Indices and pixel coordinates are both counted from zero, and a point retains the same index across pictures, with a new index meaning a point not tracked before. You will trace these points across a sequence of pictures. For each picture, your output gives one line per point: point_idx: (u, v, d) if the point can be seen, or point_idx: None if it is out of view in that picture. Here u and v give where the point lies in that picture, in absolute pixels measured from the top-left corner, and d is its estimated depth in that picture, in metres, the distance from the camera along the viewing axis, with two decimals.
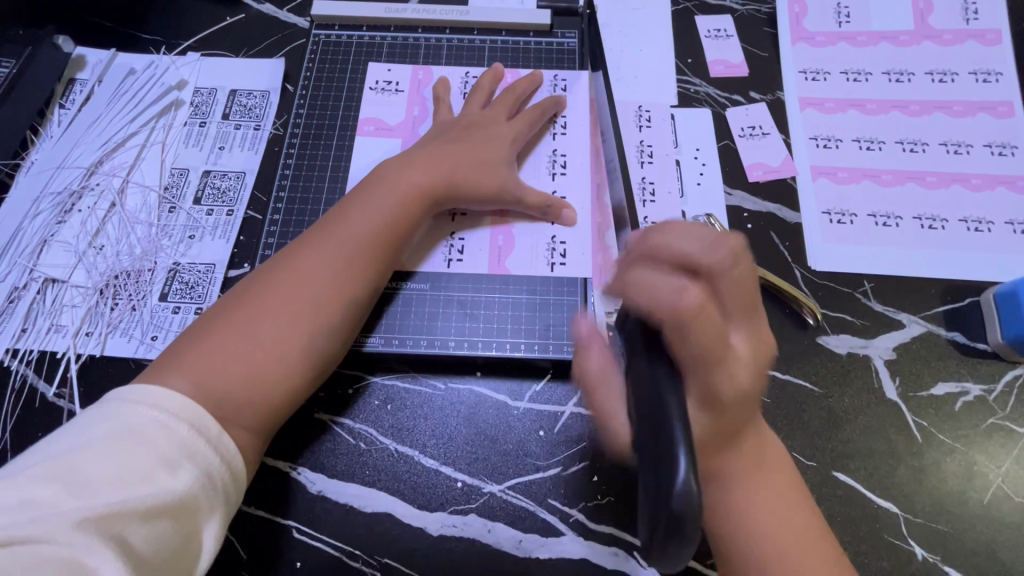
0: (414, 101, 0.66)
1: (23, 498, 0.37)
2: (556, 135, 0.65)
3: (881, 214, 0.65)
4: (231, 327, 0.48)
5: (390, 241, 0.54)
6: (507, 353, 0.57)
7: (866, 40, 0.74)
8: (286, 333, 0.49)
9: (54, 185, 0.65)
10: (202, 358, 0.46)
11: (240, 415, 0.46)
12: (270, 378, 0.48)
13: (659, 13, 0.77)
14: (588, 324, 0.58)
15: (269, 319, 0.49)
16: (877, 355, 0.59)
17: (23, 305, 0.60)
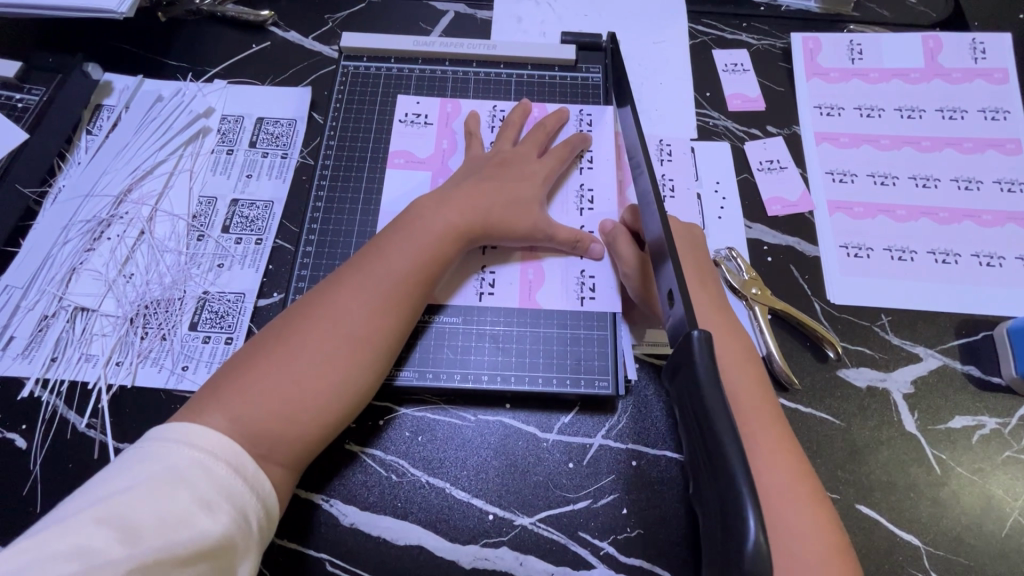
0: (443, 134, 0.67)
1: (73, 544, 0.37)
2: (583, 170, 0.66)
3: (896, 248, 0.67)
4: (269, 365, 0.49)
5: (424, 280, 0.55)
6: (538, 387, 0.58)
7: (878, 77, 0.76)
8: (323, 369, 0.49)
9: (83, 212, 0.65)
10: (240, 396, 0.47)
11: (274, 454, 0.47)
12: (305, 418, 0.48)
13: (678, 48, 0.79)
14: (617, 358, 0.59)
15: (308, 356, 0.49)
16: (895, 388, 0.61)
17: (53, 334, 0.60)
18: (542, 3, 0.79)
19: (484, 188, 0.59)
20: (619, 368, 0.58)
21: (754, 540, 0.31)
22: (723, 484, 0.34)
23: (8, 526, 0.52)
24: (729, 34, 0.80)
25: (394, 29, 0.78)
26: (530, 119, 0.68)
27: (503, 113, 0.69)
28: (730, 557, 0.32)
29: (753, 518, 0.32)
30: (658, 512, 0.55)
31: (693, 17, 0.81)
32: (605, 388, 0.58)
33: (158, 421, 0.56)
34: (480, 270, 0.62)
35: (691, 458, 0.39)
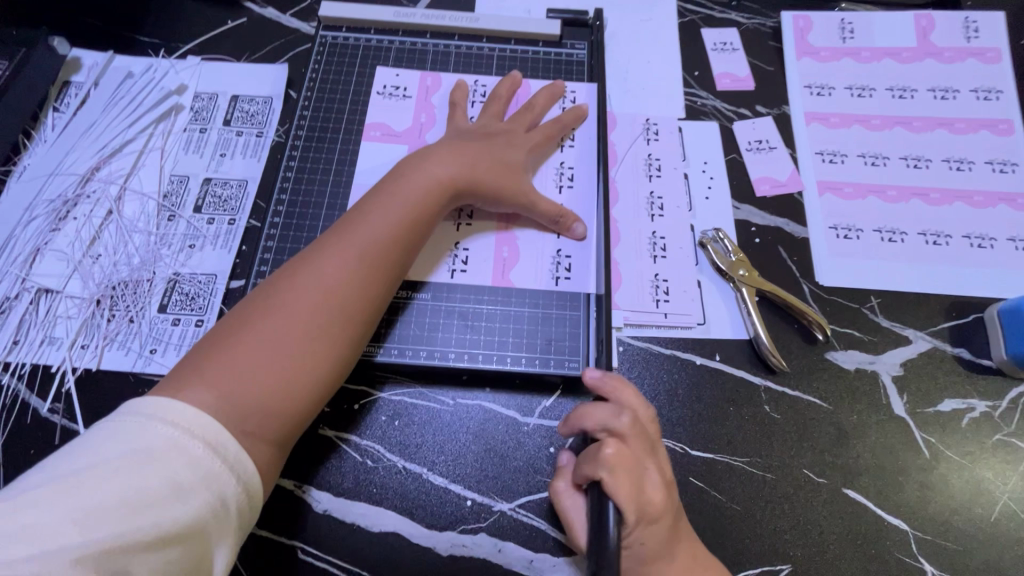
0: (419, 108, 0.65)
1: (32, 521, 0.35)
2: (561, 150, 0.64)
3: (886, 229, 0.66)
4: (253, 335, 0.46)
5: (409, 243, 0.53)
6: (508, 366, 0.56)
7: (870, 56, 0.75)
8: (311, 337, 0.47)
9: (49, 191, 0.63)
10: (225, 371, 0.45)
11: (267, 426, 0.45)
12: (296, 388, 0.47)
13: (666, 26, 0.77)
14: (589, 338, 0.57)
15: (293, 324, 0.47)
16: (884, 371, 0.59)
17: (15, 316, 0.58)
18: None
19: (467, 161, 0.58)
20: (593, 350, 0.57)
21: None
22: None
23: None
24: (719, 13, 0.79)
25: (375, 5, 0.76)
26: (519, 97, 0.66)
27: (485, 88, 0.67)
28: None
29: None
30: None
31: None
32: (575, 370, 0.56)
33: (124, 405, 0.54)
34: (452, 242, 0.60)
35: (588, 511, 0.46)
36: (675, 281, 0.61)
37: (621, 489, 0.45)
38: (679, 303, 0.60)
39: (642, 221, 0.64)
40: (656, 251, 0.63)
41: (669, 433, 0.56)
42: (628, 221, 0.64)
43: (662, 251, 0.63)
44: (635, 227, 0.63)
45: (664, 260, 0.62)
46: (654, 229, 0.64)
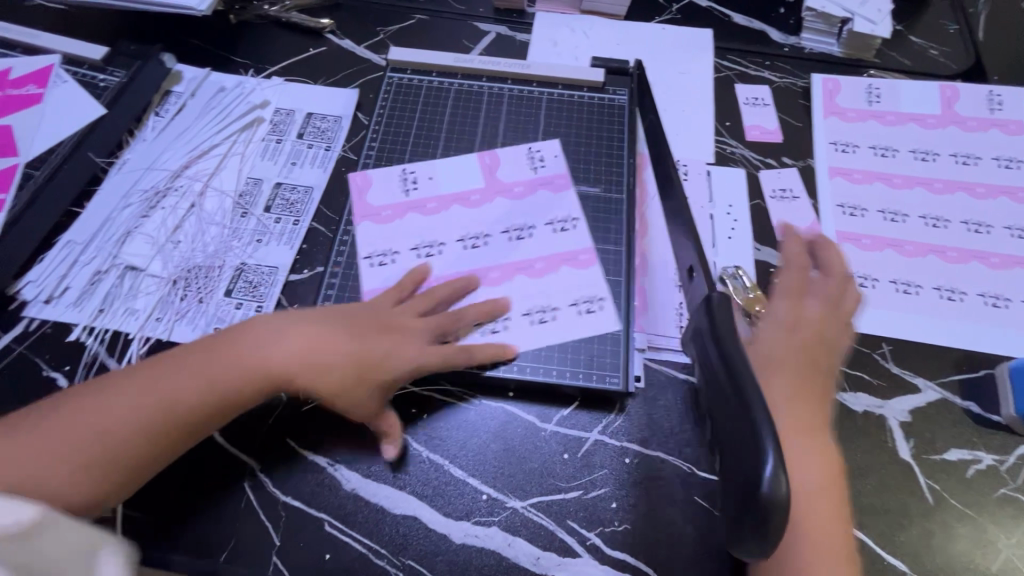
0: (490, 198, 0.69)
1: None
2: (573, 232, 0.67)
3: (902, 281, 0.69)
4: (123, 399, 0.50)
5: (313, 347, 0.54)
6: (553, 379, 0.60)
7: (895, 119, 0.80)
8: (112, 415, 0.50)
9: (143, 183, 0.72)
10: (56, 428, 0.49)
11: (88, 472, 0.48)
12: (141, 452, 0.50)
13: (702, 79, 0.84)
14: (628, 356, 0.61)
15: (157, 392, 0.51)
16: (892, 416, 0.62)
17: (103, 288, 0.65)
18: (577, 31, 0.87)
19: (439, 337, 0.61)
20: (630, 365, 0.60)
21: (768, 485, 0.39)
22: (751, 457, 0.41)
23: None
24: (752, 71, 0.85)
25: (441, 45, 0.86)
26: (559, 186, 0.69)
27: (540, 155, 0.71)
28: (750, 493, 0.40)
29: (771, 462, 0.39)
30: (650, 511, 0.56)
31: (718, 53, 0.87)
32: (617, 384, 0.60)
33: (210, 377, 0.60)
34: (412, 257, 0.66)
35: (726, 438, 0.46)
36: None
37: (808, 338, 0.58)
38: None
39: (670, 254, 0.68)
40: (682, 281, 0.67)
41: (677, 452, 0.59)
42: (657, 254, 0.68)
43: None
44: (663, 260, 0.68)
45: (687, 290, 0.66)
46: None
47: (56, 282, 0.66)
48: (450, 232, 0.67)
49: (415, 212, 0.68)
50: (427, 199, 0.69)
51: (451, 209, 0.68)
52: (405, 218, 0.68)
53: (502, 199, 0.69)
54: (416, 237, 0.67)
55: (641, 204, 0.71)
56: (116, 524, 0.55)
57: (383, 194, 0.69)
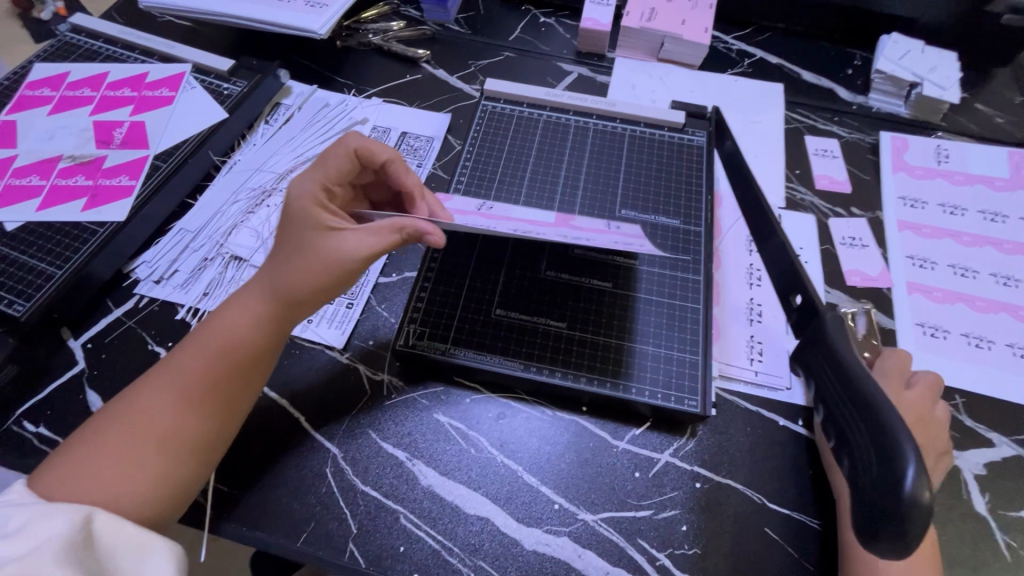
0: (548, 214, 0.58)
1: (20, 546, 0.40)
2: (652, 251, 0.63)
3: (973, 335, 0.70)
4: (149, 397, 0.51)
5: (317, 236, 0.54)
6: (631, 396, 0.61)
7: (964, 180, 0.82)
8: (159, 388, 0.51)
9: (252, 182, 0.78)
10: (95, 441, 0.48)
11: (149, 459, 0.49)
12: (186, 423, 0.51)
13: (773, 128, 0.88)
14: (707, 381, 0.61)
15: (180, 355, 0.52)
16: (966, 468, 0.61)
17: (209, 274, 0.70)
18: (654, 77, 0.93)
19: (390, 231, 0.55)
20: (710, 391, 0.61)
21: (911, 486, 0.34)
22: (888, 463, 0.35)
23: None
24: (821, 125, 0.89)
25: (528, 80, 0.92)
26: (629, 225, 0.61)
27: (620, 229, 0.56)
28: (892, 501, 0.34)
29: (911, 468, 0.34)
30: (720, 538, 0.57)
31: (788, 106, 0.92)
32: (695, 408, 0.60)
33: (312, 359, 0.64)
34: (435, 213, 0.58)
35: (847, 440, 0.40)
36: (769, 345, 0.67)
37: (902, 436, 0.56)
38: (772, 364, 0.65)
39: (742, 288, 0.71)
40: (753, 315, 0.69)
41: (747, 481, 0.59)
42: (729, 287, 0.71)
43: (758, 316, 0.69)
44: (736, 293, 0.70)
45: (759, 324, 0.68)
46: (752, 296, 0.70)
47: (166, 264, 0.71)
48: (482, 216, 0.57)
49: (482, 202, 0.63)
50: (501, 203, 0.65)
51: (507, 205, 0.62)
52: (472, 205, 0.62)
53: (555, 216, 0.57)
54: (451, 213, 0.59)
55: (715, 239, 0.74)
56: (205, 495, 0.57)
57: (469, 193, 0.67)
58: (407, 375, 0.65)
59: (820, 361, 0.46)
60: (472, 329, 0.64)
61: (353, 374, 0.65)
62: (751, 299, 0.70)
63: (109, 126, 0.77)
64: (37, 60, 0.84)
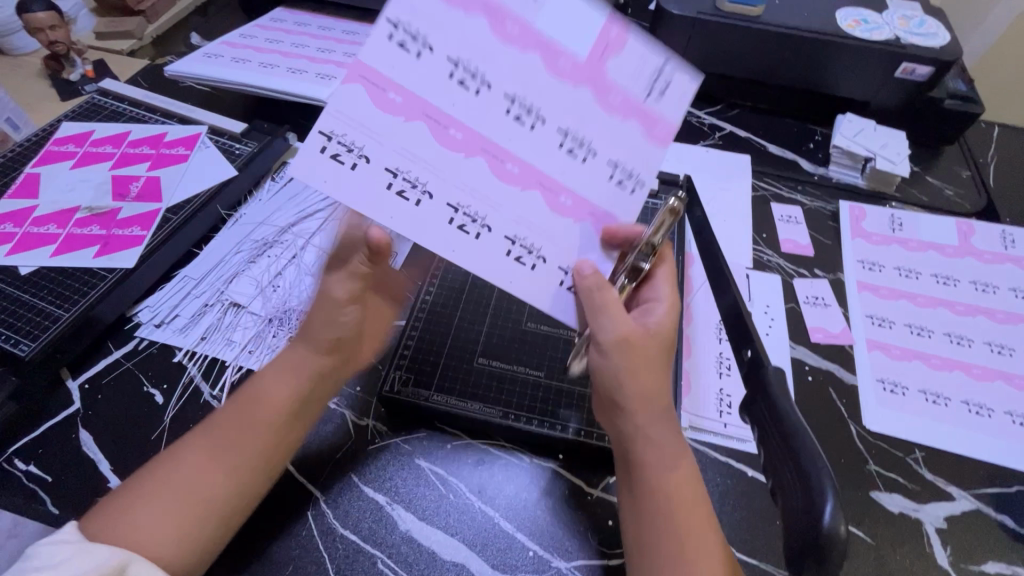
0: (470, 152, 0.50)
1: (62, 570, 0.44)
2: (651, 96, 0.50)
3: (931, 392, 0.73)
4: (189, 457, 0.55)
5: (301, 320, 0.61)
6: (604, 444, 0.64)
7: (917, 246, 0.89)
8: (213, 454, 0.55)
9: (256, 234, 0.83)
10: (146, 499, 0.52)
11: (184, 520, 0.52)
12: (225, 493, 0.54)
13: (742, 195, 0.95)
14: None
15: (235, 428, 0.57)
16: (928, 521, 0.63)
17: (208, 319, 0.74)
18: None
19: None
20: None
21: (830, 520, 0.35)
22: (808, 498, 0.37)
23: (133, 461, 0.63)
24: (786, 193, 0.97)
25: None
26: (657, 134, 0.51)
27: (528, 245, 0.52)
28: (811, 542, 0.35)
29: (831, 503, 0.35)
30: None
31: (755, 176, 1.00)
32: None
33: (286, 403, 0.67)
34: (321, 146, 0.48)
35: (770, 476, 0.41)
36: (737, 397, 0.70)
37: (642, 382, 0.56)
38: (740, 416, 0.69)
39: (712, 342, 0.75)
40: (722, 369, 0.73)
41: None
42: (700, 341, 0.75)
43: (727, 369, 0.73)
44: (707, 347, 0.75)
45: (728, 377, 0.72)
46: (720, 350, 0.75)
47: (168, 309, 0.75)
48: (387, 155, 0.50)
49: (393, 96, 0.49)
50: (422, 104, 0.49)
51: (427, 122, 0.49)
52: (387, 113, 0.49)
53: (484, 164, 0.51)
54: (354, 131, 0.49)
55: (686, 296, 0.79)
56: None
57: (371, 70, 0.48)
58: (391, 420, 0.67)
59: (756, 405, 0.46)
60: (454, 377, 0.67)
61: (340, 418, 0.68)
62: (721, 352, 0.75)
63: (126, 180, 0.83)
64: (66, 119, 0.91)
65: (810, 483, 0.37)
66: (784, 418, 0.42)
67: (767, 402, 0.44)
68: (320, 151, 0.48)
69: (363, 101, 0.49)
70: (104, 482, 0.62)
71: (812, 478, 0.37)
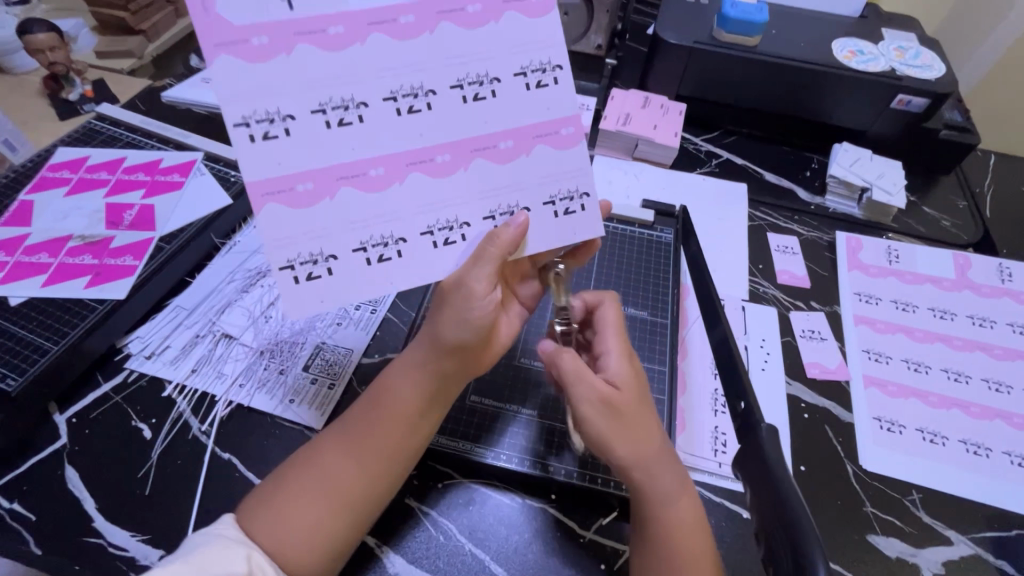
0: (331, 190, 0.51)
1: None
2: (533, 87, 0.54)
3: (928, 430, 0.73)
4: (317, 455, 0.55)
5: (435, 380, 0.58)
6: (596, 485, 0.63)
7: (913, 279, 0.89)
8: (343, 457, 0.55)
9: (249, 263, 0.83)
10: (293, 499, 0.52)
11: (308, 519, 0.51)
12: (363, 494, 0.54)
13: (738, 225, 0.95)
14: None
15: (371, 429, 0.56)
16: (926, 566, 0.62)
17: (199, 351, 0.74)
18: (629, 175, 1.01)
19: (476, 256, 0.53)
20: None
21: None
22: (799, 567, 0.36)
23: (117, 500, 0.62)
24: (782, 222, 0.97)
25: None
26: (566, 143, 0.56)
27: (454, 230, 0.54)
28: None
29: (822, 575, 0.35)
30: None
31: (752, 205, 1.00)
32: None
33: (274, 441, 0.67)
34: (293, 278, 0.52)
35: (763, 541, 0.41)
36: (732, 436, 0.69)
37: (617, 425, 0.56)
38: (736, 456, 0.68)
39: (707, 378, 0.74)
40: (718, 406, 0.72)
41: None
42: (695, 377, 0.74)
43: (723, 407, 0.72)
44: (702, 383, 0.74)
45: (724, 415, 0.71)
46: (715, 387, 0.74)
47: (159, 340, 0.74)
48: (344, 241, 0.52)
49: (302, 186, 0.50)
50: (327, 170, 0.51)
51: (349, 182, 0.51)
52: (309, 205, 0.51)
53: (419, 176, 0.53)
54: (305, 245, 0.51)
55: (681, 330, 0.79)
56: None
57: (267, 183, 0.49)
58: None
59: (750, 465, 0.46)
60: (445, 415, 0.68)
61: None
62: (716, 389, 0.74)
63: (120, 208, 0.83)
64: (61, 144, 0.91)
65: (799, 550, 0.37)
66: (774, 479, 0.43)
67: (758, 462, 0.45)
68: (295, 282, 0.52)
69: (285, 214, 0.50)
70: (87, 521, 0.60)
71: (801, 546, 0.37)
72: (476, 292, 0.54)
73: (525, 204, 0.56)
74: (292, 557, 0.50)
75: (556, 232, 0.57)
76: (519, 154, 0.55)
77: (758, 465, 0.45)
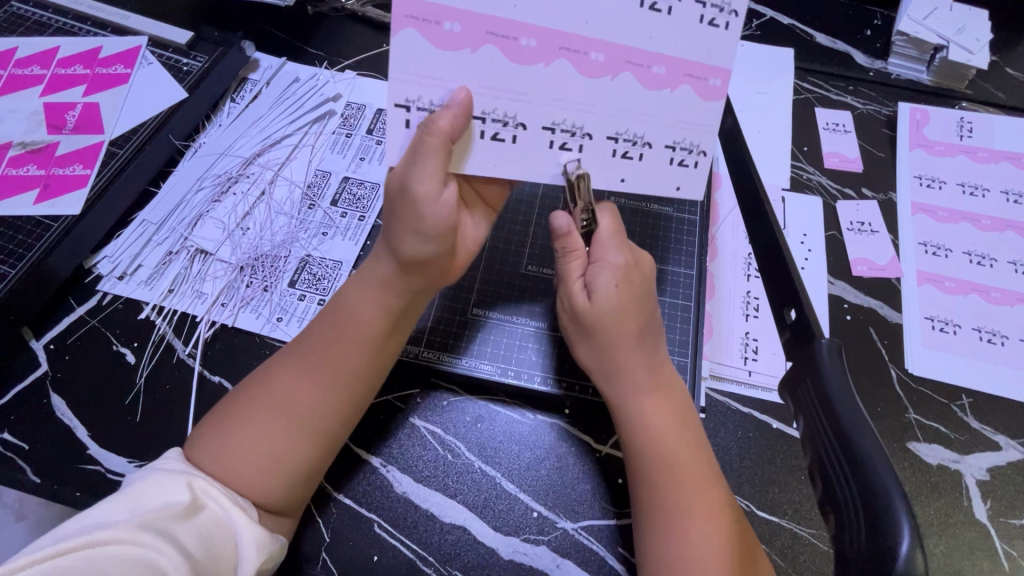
0: (474, 44, 0.46)
1: (135, 507, 0.42)
2: (706, 22, 0.47)
3: (986, 330, 0.65)
4: (280, 378, 0.51)
5: (400, 297, 0.53)
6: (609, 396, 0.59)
7: (987, 156, 0.76)
8: (292, 383, 0.50)
9: (216, 167, 0.73)
10: (234, 427, 0.49)
11: (277, 445, 0.48)
12: (316, 421, 0.50)
13: (782, 100, 0.81)
14: (695, 385, 0.59)
15: (320, 351, 0.51)
16: (969, 473, 0.58)
17: (173, 269, 0.67)
18: None
19: (414, 149, 0.46)
20: (698, 396, 0.59)
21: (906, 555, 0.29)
22: (875, 517, 0.31)
23: (108, 428, 0.59)
24: (834, 94, 0.82)
25: None
26: (711, 94, 0.48)
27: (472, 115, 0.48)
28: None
29: (908, 529, 0.30)
30: None
31: (799, 74, 0.84)
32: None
33: (265, 363, 0.62)
34: (405, 120, 0.48)
35: (825, 483, 0.36)
36: (765, 343, 0.62)
37: (636, 358, 0.53)
38: (768, 365, 0.61)
39: (739, 281, 0.66)
40: (749, 310, 0.64)
41: (736, 487, 0.56)
42: (725, 279, 0.66)
43: (755, 311, 0.64)
44: (733, 286, 0.66)
45: (756, 320, 0.64)
46: (748, 289, 0.66)
47: (129, 259, 0.67)
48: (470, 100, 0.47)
49: (448, 26, 0.45)
50: (469, 19, 0.45)
51: (495, 41, 0.46)
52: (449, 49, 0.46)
53: (565, 66, 0.47)
54: (430, 88, 0.47)
55: (711, 227, 0.69)
56: None
57: (412, 5, 0.44)
58: None
59: (808, 392, 0.40)
60: (447, 330, 0.63)
61: None
62: (747, 291, 0.66)
63: (61, 109, 0.72)
64: None
65: (879, 501, 0.31)
66: (837, 412, 0.37)
67: (814, 394, 0.40)
68: (407, 125, 0.48)
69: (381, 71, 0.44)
70: (82, 448, 0.58)
71: (883, 500, 0.31)
72: (421, 194, 0.46)
73: (651, 141, 0.49)
74: (266, 489, 0.48)
75: (661, 179, 0.51)
76: (665, 87, 0.48)
77: (814, 398, 0.40)
